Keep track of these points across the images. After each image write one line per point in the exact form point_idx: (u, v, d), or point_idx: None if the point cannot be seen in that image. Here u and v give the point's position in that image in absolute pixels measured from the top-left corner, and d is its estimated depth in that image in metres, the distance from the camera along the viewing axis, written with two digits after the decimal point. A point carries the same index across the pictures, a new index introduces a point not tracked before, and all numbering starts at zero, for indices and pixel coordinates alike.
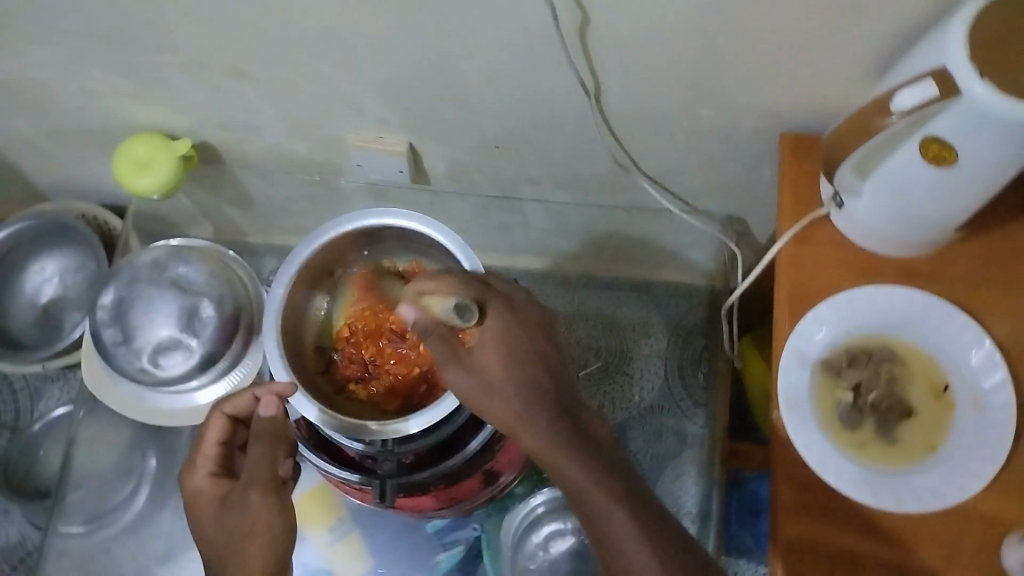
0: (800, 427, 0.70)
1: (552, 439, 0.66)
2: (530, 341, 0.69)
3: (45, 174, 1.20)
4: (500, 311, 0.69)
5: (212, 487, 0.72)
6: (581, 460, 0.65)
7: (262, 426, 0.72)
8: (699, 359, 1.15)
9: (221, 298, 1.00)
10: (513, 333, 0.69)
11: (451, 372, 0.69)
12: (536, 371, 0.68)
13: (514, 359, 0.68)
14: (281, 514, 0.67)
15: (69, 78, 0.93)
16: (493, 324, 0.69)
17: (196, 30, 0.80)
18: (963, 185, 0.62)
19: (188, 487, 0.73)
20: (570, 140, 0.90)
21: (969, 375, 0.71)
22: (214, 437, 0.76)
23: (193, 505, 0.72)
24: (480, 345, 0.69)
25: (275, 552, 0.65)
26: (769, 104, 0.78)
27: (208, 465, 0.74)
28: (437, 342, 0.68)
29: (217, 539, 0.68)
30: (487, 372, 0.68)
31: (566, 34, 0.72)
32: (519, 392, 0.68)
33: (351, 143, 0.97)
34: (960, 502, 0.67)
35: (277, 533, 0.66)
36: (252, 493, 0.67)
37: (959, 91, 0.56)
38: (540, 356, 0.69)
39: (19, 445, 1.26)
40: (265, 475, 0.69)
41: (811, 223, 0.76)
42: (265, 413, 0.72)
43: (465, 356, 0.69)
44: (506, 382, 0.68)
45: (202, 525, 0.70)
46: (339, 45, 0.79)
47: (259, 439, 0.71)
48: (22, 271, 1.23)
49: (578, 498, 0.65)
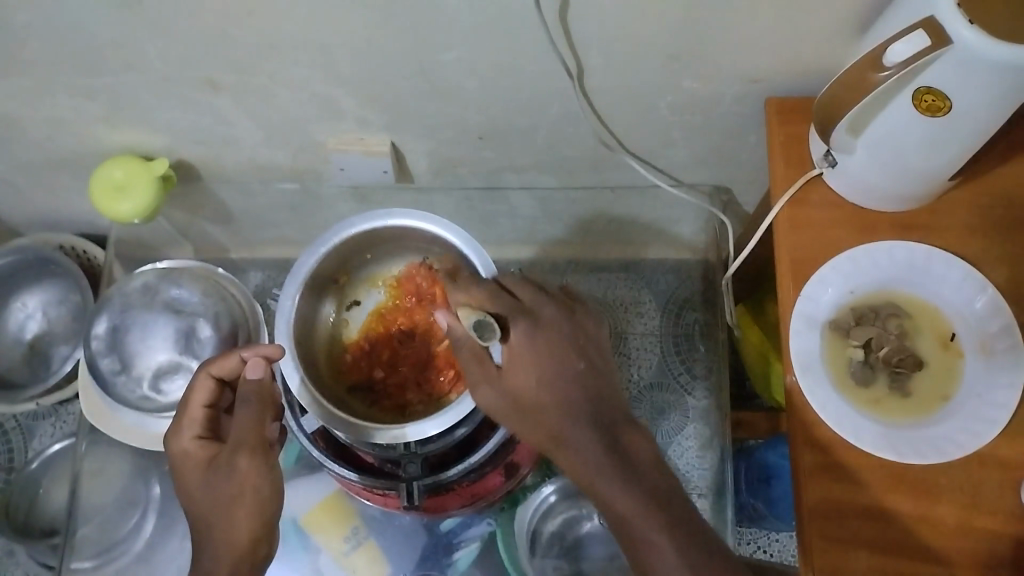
0: (815, 388, 0.71)
1: (587, 462, 0.64)
2: (560, 358, 0.67)
3: (17, 208, 1.17)
4: (524, 327, 0.67)
5: (201, 451, 0.72)
6: (619, 481, 0.63)
7: (250, 389, 0.71)
8: (693, 334, 1.15)
9: (218, 316, 0.99)
10: (541, 350, 0.67)
11: (485, 391, 0.69)
12: (569, 390, 0.66)
13: (545, 380, 0.66)
14: (270, 478, 0.69)
15: (36, 107, 0.90)
16: (518, 342, 0.67)
17: (166, 47, 0.78)
18: (958, 133, 0.63)
19: (175, 450, 0.73)
20: (553, 124, 0.89)
21: (975, 322, 0.72)
22: (201, 398, 0.75)
23: (178, 468, 0.72)
24: (510, 365, 0.67)
25: (263, 515, 0.68)
26: (752, 70, 0.78)
27: (195, 428, 0.74)
28: (468, 357, 0.68)
29: (201, 501, 0.69)
30: (519, 395, 0.67)
31: (546, 16, 0.71)
32: (551, 415, 0.65)
33: (331, 148, 0.96)
34: (979, 448, 0.68)
35: (266, 496, 0.68)
36: (241, 457, 0.68)
37: (949, 39, 0.57)
38: (574, 373, 0.67)
39: (18, 485, 1.23)
40: (252, 438, 0.69)
41: (804, 186, 0.76)
42: (254, 376, 0.72)
43: (496, 377, 0.68)
44: (537, 404, 0.66)
45: (186, 487, 0.71)
46: (315, 50, 0.77)
47: (246, 401, 0.70)
48: (3, 310, 1.19)
49: (620, 524, 0.63)
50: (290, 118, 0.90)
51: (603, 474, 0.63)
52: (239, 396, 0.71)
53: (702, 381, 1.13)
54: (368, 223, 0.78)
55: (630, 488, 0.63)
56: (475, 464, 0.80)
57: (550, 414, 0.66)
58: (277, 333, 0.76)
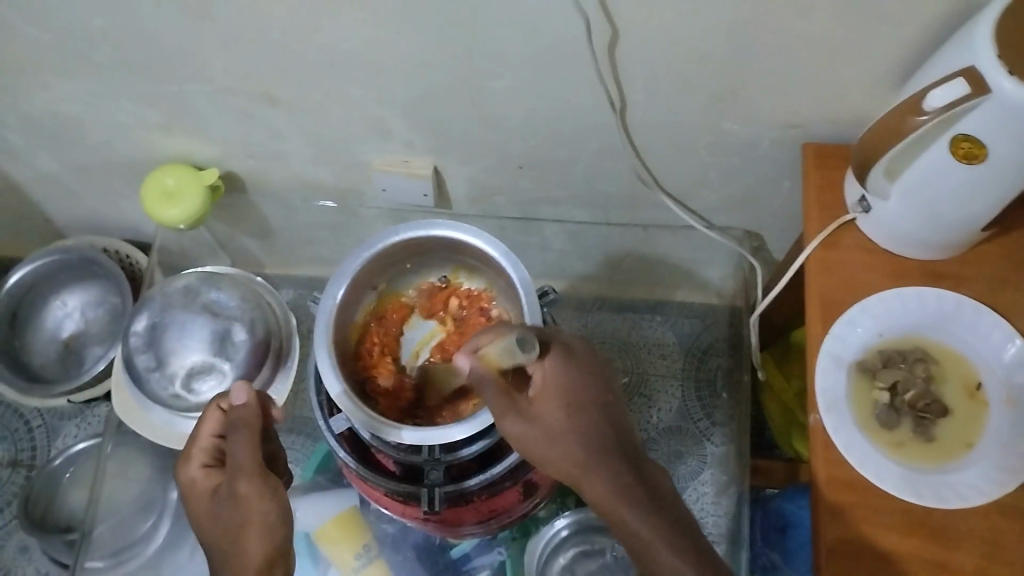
0: (839, 426, 0.72)
1: (613, 490, 0.64)
2: (593, 390, 0.67)
3: (67, 209, 1.21)
4: (560, 356, 0.67)
5: (208, 479, 0.73)
6: (645, 511, 0.63)
7: (239, 415, 0.73)
8: (715, 379, 1.16)
9: (253, 322, 1.01)
10: (575, 379, 0.67)
11: (509, 421, 0.66)
12: (597, 421, 0.66)
13: (577, 409, 0.66)
14: (274, 502, 0.69)
15: (100, 111, 0.94)
16: (554, 370, 0.67)
17: (230, 58, 0.82)
18: (993, 182, 0.64)
19: (184, 478, 0.74)
20: (593, 158, 0.92)
21: (1002, 372, 0.72)
22: (210, 430, 0.76)
23: (189, 497, 0.74)
24: (541, 392, 0.66)
25: (273, 539, 0.67)
26: (792, 115, 0.80)
27: (202, 456, 0.75)
28: (492, 391, 0.66)
29: (213, 531, 0.70)
30: (548, 421, 0.66)
31: (596, 49, 0.74)
32: (581, 443, 0.65)
33: (376, 168, 0.99)
34: (1000, 496, 0.68)
35: (272, 522, 0.68)
36: (241, 484, 0.69)
37: (989, 88, 0.59)
38: (604, 407, 0.67)
39: (40, 479, 1.23)
40: (250, 462, 0.70)
41: (836, 229, 0.78)
42: (239, 402, 0.73)
43: (526, 404, 0.67)
44: (568, 431, 0.65)
45: (198, 516, 0.72)
46: (371, 69, 0.80)
47: (240, 428, 0.72)
48: (43, 306, 1.23)
49: (640, 553, 0.63)
50: (339, 136, 0.93)
51: (630, 501, 0.64)
52: (231, 424, 0.73)
53: (720, 427, 1.13)
54: (409, 233, 0.80)
55: (657, 520, 0.63)
56: (496, 476, 0.81)
57: (580, 442, 0.65)
58: (316, 332, 0.78)
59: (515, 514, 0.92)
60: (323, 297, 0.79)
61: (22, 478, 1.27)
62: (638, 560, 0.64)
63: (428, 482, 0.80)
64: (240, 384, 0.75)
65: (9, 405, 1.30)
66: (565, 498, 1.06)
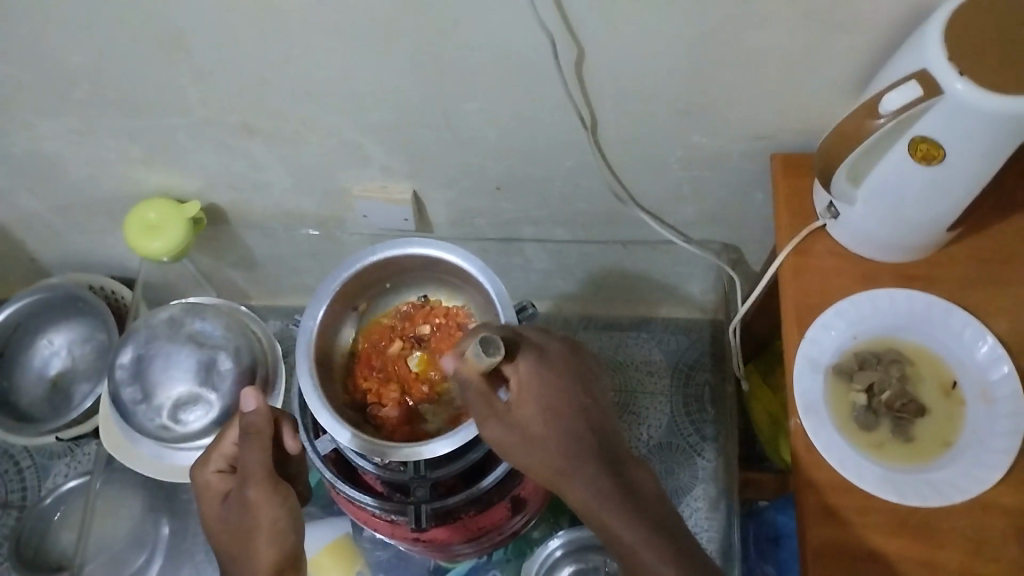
0: (818, 429, 0.73)
1: (596, 494, 0.64)
2: (569, 394, 0.66)
3: (52, 248, 1.22)
4: (532, 361, 0.67)
5: (221, 483, 0.75)
6: (624, 511, 0.64)
7: (250, 421, 0.71)
8: (703, 395, 1.16)
9: (238, 350, 1.02)
10: (550, 383, 0.66)
11: (490, 425, 0.66)
12: (575, 425, 0.66)
13: (554, 415, 0.65)
14: (283, 507, 0.69)
15: (82, 148, 0.96)
16: (527, 375, 0.66)
17: (207, 91, 0.83)
18: (953, 181, 0.66)
19: (198, 482, 0.76)
20: (569, 176, 0.93)
21: (976, 370, 0.73)
22: (231, 437, 0.77)
23: (203, 499, 0.75)
24: (519, 398, 0.65)
25: (282, 545, 0.69)
26: (760, 127, 0.82)
27: (219, 461, 0.76)
28: (473, 393, 0.65)
29: (224, 534, 0.71)
30: (527, 428, 0.65)
31: (565, 69, 0.75)
32: (560, 449, 0.65)
33: (356, 195, 1.00)
34: (981, 493, 0.69)
35: (282, 527, 0.69)
36: (250, 490, 0.69)
37: (942, 90, 0.61)
38: (581, 410, 0.66)
39: (30, 519, 1.23)
40: (258, 468, 0.70)
41: (808, 236, 0.79)
42: (247, 408, 0.71)
43: (505, 410, 0.66)
44: (546, 437, 0.65)
45: (209, 519, 0.74)
46: (346, 97, 0.82)
47: (249, 433, 0.71)
48: (29, 346, 1.22)
49: (624, 553, 0.63)
50: (318, 164, 0.95)
51: (609, 502, 0.64)
52: (242, 429, 0.72)
53: (711, 442, 1.13)
54: (387, 252, 0.81)
55: (637, 518, 0.63)
56: (482, 491, 0.82)
57: (560, 448, 0.65)
58: (298, 355, 0.79)
59: (504, 532, 0.92)
60: (303, 319, 0.80)
61: (14, 519, 1.25)
62: (623, 560, 0.64)
63: (414, 499, 0.80)
64: (249, 389, 0.72)
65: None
66: (559, 515, 1.06)
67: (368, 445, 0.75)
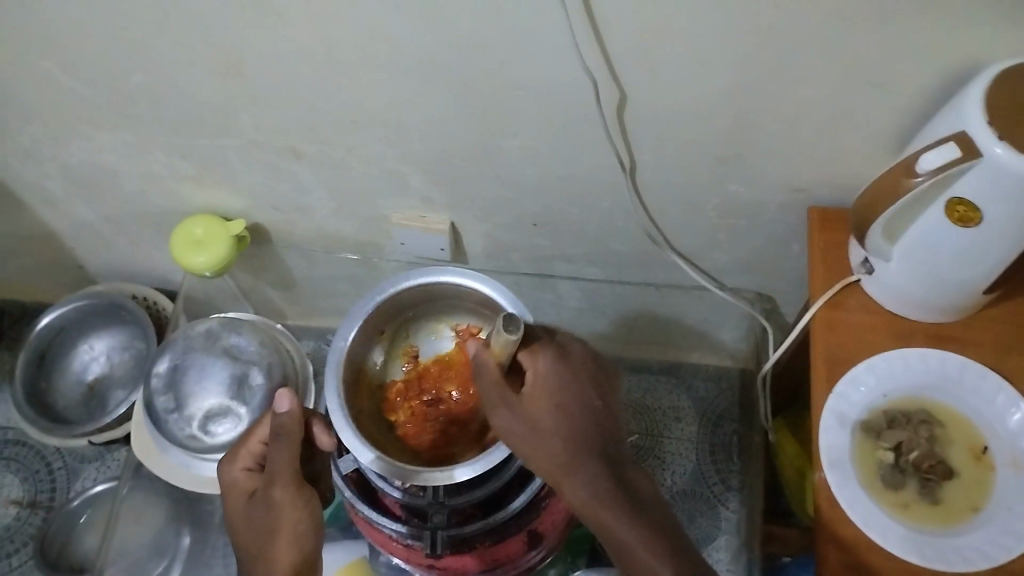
0: (843, 485, 0.72)
1: (597, 485, 0.68)
2: (581, 394, 0.71)
3: (101, 257, 1.26)
4: (552, 360, 0.72)
5: (247, 480, 0.77)
6: (624, 509, 0.68)
7: (281, 422, 0.73)
8: (730, 445, 1.15)
9: (270, 367, 1.04)
10: (565, 382, 0.71)
11: (502, 416, 0.70)
12: (585, 423, 0.70)
13: (565, 411, 0.70)
14: (305, 511, 0.71)
15: (135, 162, 0.99)
16: (546, 372, 0.71)
17: (259, 113, 0.86)
18: (992, 244, 0.66)
19: (226, 478, 0.78)
20: (605, 217, 0.94)
21: (1008, 435, 0.72)
22: (260, 435, 0.78)
23: (229, 496, 0.77)
24: (533, 391, 0.70)
25: (300, 550, 0.71)
26: (798, 178, 0.82)
27: (246, 459, 0.78)
28: (493, 382, 0.68)
29: (246, 532, 0.74)
30: (537, 417, 0.69)
31: (606, 111, 0.77)
32: (568, 440, 0.69)
33: (395, 223, 1.02)
34: (1007, 561, 0.67)
35: (303, 532, 0.71)
36: (276, 490, 0.71)
37: (980, 152, 0.61)
38: (590, 410, 0.71)
39: (57, 520, 1.25)
40: (288, 471, 0.72)
41: (842, 290, 0.79)
42: (281, 409, 0.73)
43: (518, 401, 0.70)
44: (555, 430, 0.69)
45: (233, 516, 0.76)
46: (392, 127, 0.84)
47: (279, 437, 0.72)
48: (71, 350, 1.26)
49: (619, 543, 0.68)
50: (361, 191, 0.97)
51: (611, 499, 0.68)
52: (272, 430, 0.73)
53: (736, 492, 1.11)
54: (422, 279, 0.85)
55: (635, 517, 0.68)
56: (497, 522, 0.84)
57: (567, 441, 0.69)
58: (327, 372, 0.81)
59: (519, 567, 0.91)
60: (335, 338, 0.82)
61: (40, 519, 1.28)
62: (620, 553, 0.68)
63: (430, 524, 0.83)
64: (283, 390, 0.74)
65: (30, 445, 1.32)
66: (577, 557, 1.02)
67: (398, 471, 0.76)
